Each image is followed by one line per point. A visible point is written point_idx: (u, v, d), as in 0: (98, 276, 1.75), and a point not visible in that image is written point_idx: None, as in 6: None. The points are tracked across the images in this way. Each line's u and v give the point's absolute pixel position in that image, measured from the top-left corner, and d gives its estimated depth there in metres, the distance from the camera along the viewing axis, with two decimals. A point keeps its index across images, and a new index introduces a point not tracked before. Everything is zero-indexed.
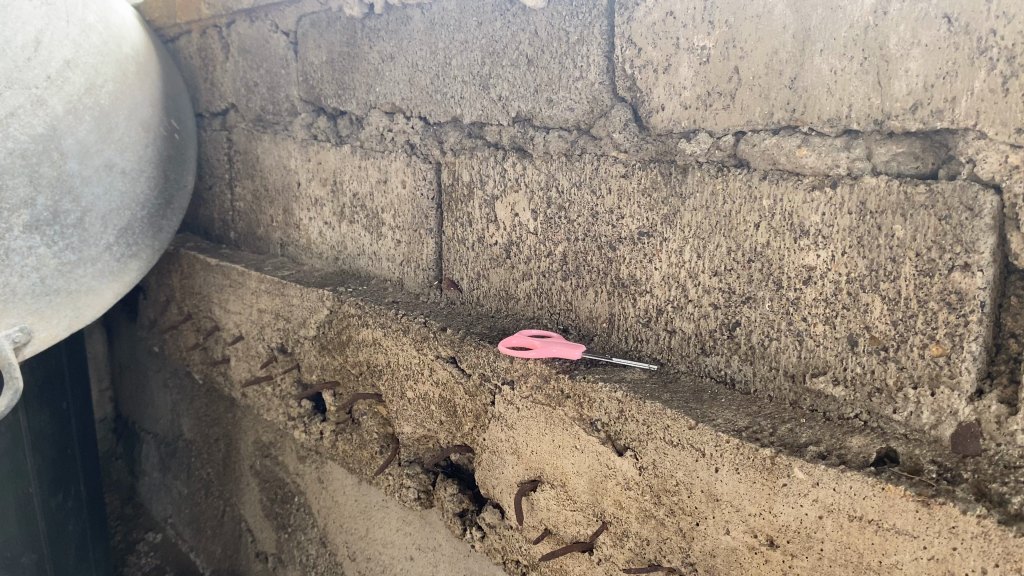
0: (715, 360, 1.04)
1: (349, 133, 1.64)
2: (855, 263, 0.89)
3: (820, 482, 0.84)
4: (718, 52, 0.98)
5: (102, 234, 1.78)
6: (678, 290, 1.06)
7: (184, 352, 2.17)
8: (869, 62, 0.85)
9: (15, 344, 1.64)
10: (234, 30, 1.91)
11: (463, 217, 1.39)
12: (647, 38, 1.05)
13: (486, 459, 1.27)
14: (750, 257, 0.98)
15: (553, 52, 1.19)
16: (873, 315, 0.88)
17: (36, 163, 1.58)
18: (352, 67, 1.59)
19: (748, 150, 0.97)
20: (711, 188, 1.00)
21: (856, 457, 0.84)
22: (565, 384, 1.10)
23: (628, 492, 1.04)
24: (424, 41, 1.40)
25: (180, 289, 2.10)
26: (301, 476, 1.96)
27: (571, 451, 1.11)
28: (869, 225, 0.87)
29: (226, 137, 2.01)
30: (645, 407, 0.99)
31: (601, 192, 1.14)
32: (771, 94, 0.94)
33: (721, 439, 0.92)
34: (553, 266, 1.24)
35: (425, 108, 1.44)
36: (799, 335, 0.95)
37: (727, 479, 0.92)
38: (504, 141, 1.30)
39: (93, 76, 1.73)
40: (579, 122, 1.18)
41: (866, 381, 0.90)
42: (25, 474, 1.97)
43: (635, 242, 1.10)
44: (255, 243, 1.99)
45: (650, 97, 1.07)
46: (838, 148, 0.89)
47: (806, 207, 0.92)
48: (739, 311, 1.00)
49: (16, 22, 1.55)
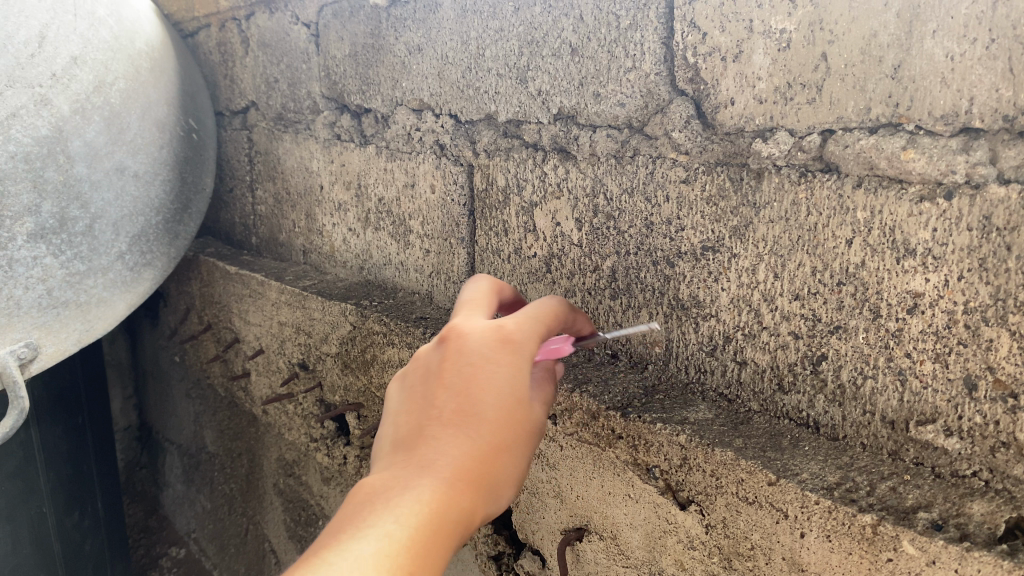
0: (795, 399, 0.89)
1: (375, 133, 1.50)
2: (976, 290, 0.73)
3: (936, 561, 0.69)
4: (801, 35, 0.83)
5: (113, 242, 1.66)
6: (751, 315, 0.91)
7: (205, 364, 2.06)
8: (998, 45, 0.69)
9: (21, 361, 1.53)
10: (254, 22, 1.78)
11: (498, 225, 1.25)
12: (714, 20, 0.90)
13: (525, 501, 1.15)
14: (841, 279, 0.82)
15: (601, 40, 1.04)
16: (999, 354, 0.72)
17: (40, 168, 1.47)
18: (376, 61, 1.45)
19: (838, 152, 0.81)
20: (792, 196, 0.85)
21: (980, 530, 0.69)
22: (616, 423, 0.96)
23: (692, 551, 0.92)
24: (455, 30, 1.26)
25: (199, 297, 1.99)
26: (325, 498, 1.84)
27: (623, 500, 0.99)
28: (995, 244, 0.71)
29: (247, 137, 1.89)
30: (713, 456, 0.86)
31: (656, 200, 0.99)
32: (869, 86, 0.78)
33: (809, 500, 0.77)
34: (600, 283, 1.09)
35: (456, 105, 1.30)
36: (900, 374, 0.79)
37: (815, 547, 0.78)
38: (545, 141, 1.16)
39: (103, 73, 1.61)
40: (631, 120, 1.03)
41: (987, 434, 0.74)
42: (38, 492, 1.88)
43: (698, 258, 0.95)
44: (276, 249, 1.87)
45: (718, 89, 0.92)
46: (954, 150, 0.73)
47: (913, 221, 0.76)
48: (826, 343, 0.85)
49: (18, 15, 1.43)
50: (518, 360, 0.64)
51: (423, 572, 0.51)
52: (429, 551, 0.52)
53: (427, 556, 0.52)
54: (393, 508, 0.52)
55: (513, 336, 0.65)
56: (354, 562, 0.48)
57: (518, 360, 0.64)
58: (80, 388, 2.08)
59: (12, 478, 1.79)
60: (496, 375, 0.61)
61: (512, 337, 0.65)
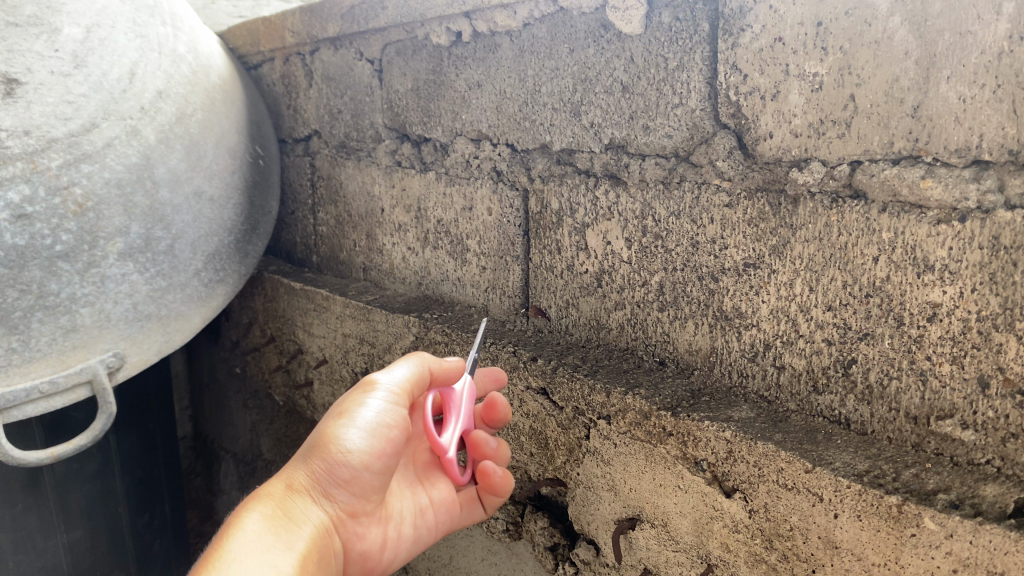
0: (828, 399, 1.00)
1: (434, 160, 1.63)
2: (987, 301, 0.84)
3: (954, 534, 0.80)
4: (832, 78, 0.95)
5: (192, 260, 1.65)
6: (788, 324, 1.03)
7: (267, 374, 2.20)
8: (1004, 90, 0.81)
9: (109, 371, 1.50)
10: (318, 58, 1.90)
11: (552, 244, 1.37)
12: (754, 64, 1.02)
13: (581, 495, 1.28)
14: (868, 292, 0.94)
15: (650, 79, 1.15)
16: (1008, 357, 0.83)
17: (131, 192, 1.48)
18: (438, 95, 1.58)
19: (866, 180, 0.93)
20: (825, 219, 0.97)
21: (993, 507, 0.80)
22: (667, 421, 1.08)
23: (736, 535, 1.03)
24: (513, 68, 1.38)
25: (262, 311, 2.13)
26: None
27: (673, 490, 1.11)
28: (1003, 260, 0.83)
29: (309, 163, 2.03)
30: (756, 448, 0.97)
31: (702, 221, 1.11)
32: (892, 123, 0.90)
33: (842, 484, 0.89)
34: (648, 296, 1.21)
35: (513, 135, 1.42)
36: (922, 375, 0.91)
37: (848, 526, 0.89)
38: (596, 168, 1.27)
39: (183, 105, 1.64)
40: (677, 150, 1.14)
41: (999, 426, 0.85)
42: (115, 493, 2.02)
43: (740, 273, 1.07)
44: (336, 266, 2.00)
45: (757, 124, 1.04)
46: (966, 179, 0.85)
47: (931, 241, 0.88)
48: (855, 348, 0.96)
49: (110, 54, 1.46)
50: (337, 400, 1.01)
51: (282, 503, 0.96)
52: (285, 492, 0.97)
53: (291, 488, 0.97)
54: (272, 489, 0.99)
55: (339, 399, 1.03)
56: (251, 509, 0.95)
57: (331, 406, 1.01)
58: (151, 398, 2.22)
59: (92, 480, 1.94)
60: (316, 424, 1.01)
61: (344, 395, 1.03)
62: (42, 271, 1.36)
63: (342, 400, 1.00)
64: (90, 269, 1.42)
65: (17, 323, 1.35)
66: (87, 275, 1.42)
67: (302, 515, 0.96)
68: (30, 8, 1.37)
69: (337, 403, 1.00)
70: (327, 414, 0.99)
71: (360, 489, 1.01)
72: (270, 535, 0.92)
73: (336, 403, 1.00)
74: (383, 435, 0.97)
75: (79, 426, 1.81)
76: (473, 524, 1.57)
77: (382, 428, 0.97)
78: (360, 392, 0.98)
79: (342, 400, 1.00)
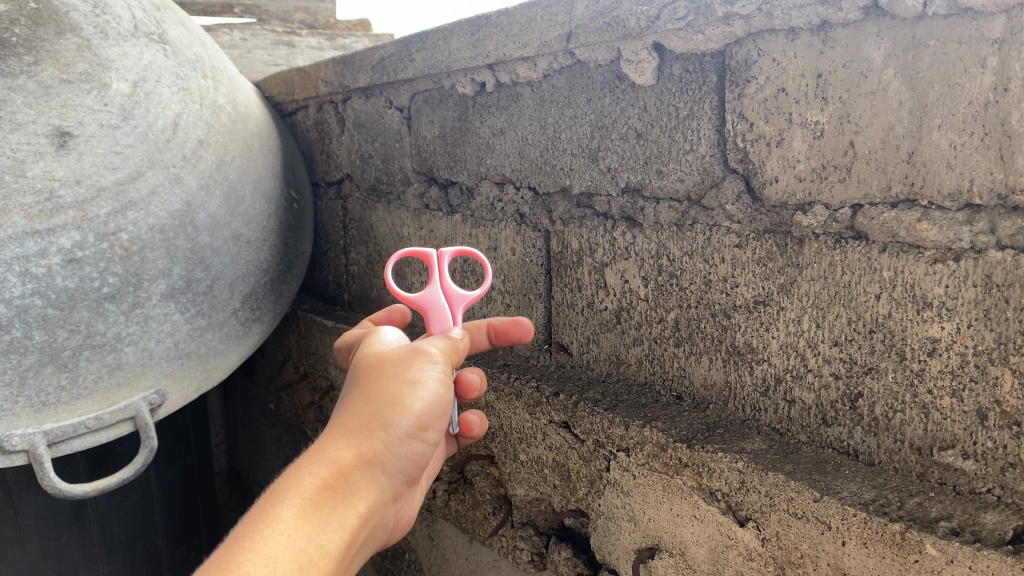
0: (837, 431, 1.04)
1: (461, 203, 1.70)
2: (982, 336, 0.89)
3: (954, 559, 0.84)
4: (833, 126, 1.00)
5: (229, 300, 1.65)
6: (797, 359, 1.07)
7: (300, 410, 2.27)
8: (991, 138, 0.86)
9: (151, 407, 1.49)
10: (350, 105, 1.99)
11: (573, 282, 1.42)
12: (760, 113, 1.08)
13: (602, 525, 1.33)
14: (872, 328, 0.98)
15: (663, 127, 1.21)
16: (1003, 390, 0.88)
17: (173, 237, 1.47)
18: (464, 141, 1.65)
19: (867, 223, 0.98)
20: (829, 259, 1.02)
21: (991, 534, 0.84)
22: (683, 453, 1.13)
23: (750, 562, 1.08)
24: (534, 116, 1.45)
25: (296, 348, 2.21)
26: None
27: (690, 520, 1.16)
28: (996, 298, 0.87)
29: (341, 206, 2.10)
30: (767, 478, 1.02)
31: (714, 261, 1.16)
32: (889, 168, 0.95)
33: (848, 513, 0.93)
34: (665, 332, 1.26)
35: (535, 179, 1.48)
36: (924, 408, 0.95)
37: (855, 553, 0.94)
38: (614, 211, 1.33)
39: (223, 153, 1.65)
40: (690, 193, 1.19)
41: (998, 456, 0.89)
42: (153, 526, 2.08)
43: (751, 310, 1.12)
44: (368, 304, 2.07)
45: (764, 169, 1.09)
46: (960, 222, 0.90)
47: (929, 279, 0.92)
48: (861, 382, 1.01)
49: (156, 106, 1.46)
50: (384, 367, 0.91)
51: (316, 508, 0.80)
52: (312, 498, 0.80)
53: (327, 484, 0.82)
54: (300, 473, 0.81)
55: (371, 360, 0.93)
56: (281, 504, 0.78)
57: (382, 367, 0.91)
58: (188, 432, 2.29)
59: (132, 513, 2.00)
60: (375, 367, 0.92)
61: (386, 359, 0.92)
62: (90, 312, 1.35)
63: (397, 368, 0.91)
64: (134, 310, 1.42)
65: (65, 361, 1.34)
66: (131, 315, 1.42)
67: (341, 507, 0.82)
68: (82, 65, 1.35)
69: (388, 373, 0.90)
70: (395, 374, 0.90)
71: (387, 491, 0.90)
72: (310, 525, 0.78)
73: (397, 362, 0.91)
74: (440, 409, 0.93)
75: (122, 462, 1.88)
76: (499, 556, 1.61)
77: (440, 402, 0.92)
78: (422, 364, 0.92)
79: (400, 365, 0.91)
